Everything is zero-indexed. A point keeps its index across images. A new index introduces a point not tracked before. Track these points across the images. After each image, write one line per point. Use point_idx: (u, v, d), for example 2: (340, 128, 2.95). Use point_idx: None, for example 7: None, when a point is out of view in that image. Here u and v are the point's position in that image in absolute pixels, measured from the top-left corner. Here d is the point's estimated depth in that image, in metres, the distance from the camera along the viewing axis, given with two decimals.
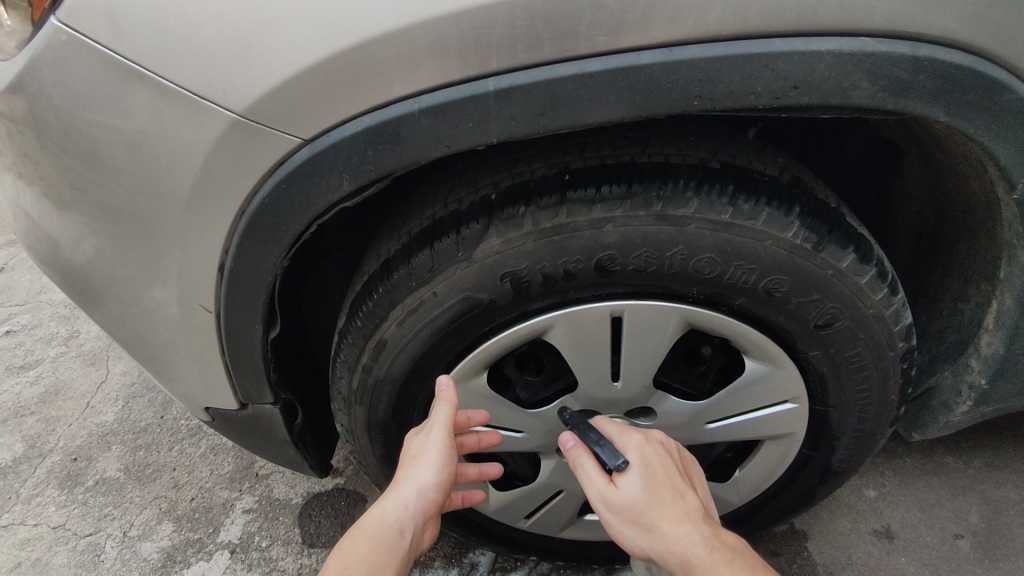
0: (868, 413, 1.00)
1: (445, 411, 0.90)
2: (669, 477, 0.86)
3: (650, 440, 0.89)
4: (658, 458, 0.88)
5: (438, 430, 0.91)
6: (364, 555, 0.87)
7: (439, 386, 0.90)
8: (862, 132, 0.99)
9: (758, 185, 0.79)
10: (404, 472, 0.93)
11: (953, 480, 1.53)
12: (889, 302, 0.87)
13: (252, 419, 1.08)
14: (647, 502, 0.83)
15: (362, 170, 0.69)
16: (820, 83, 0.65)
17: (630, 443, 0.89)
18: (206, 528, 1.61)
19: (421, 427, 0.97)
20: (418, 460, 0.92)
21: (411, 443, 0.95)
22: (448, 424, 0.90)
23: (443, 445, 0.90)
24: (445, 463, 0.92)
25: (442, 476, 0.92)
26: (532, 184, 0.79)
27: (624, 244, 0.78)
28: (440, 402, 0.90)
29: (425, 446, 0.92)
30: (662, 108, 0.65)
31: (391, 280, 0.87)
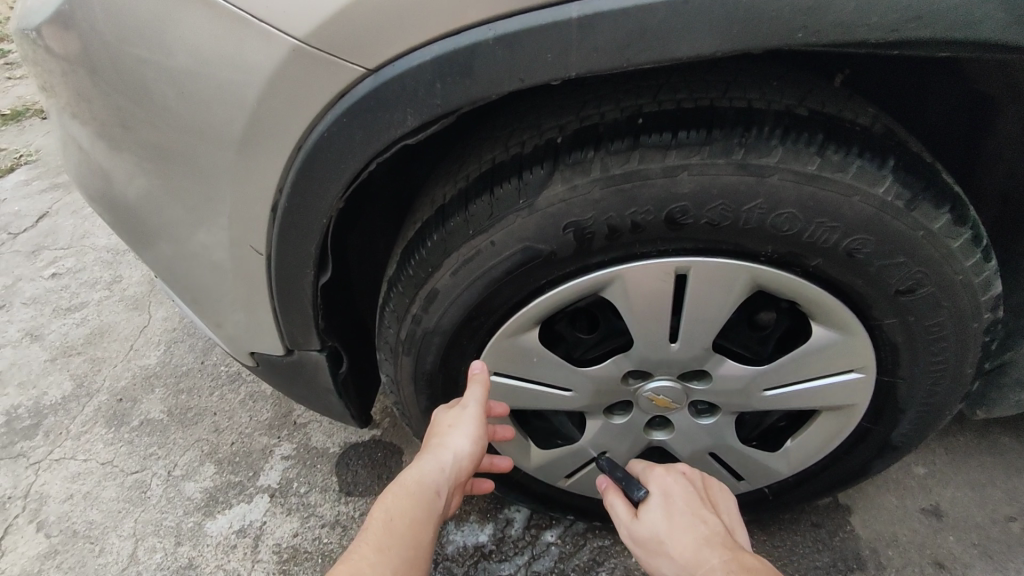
0: (940, 387, 0.95)
1: (479, 390, 0.96)
2: (689, 506, 0.94)
3: (671, 471, 1.00)
4: (679, 487, 0.98)
5: (474, 407, 0.96)
6: (403, 511, 0.89)
7: (471, 368, 0.95)
8: (956, 83, 0.91)
9: (849, 134, 0.72)
10: (437, 441, 0.96)
11: (1009, 460, 1.47)
12: (980, 269, 0.80)
13: (298, 364, 1.08)
14: (668, 529, 0.92)
15: (427, 104, 0.64)
16: (944, 14, 0.58)
17: (654, 477, 1.01)
18: (247, 472, 1.65)
19: (452, 403, 1.01)
20: (454, 430, 0.96)
21: (442, 417, 0.99)
22: (483, 402, 0.96)
23: (478, 418, 0.95)
24: (480, 435, 0.96)
25: (475, 448, 0.96)
26: (600, 128, 0.74)
27: (700, 195, 0.72)
28: (473, 382, 0.96)
29: (460, 419, 0.96)
30: (763, 41, 0.59)
31: (446, 227, 0.84)
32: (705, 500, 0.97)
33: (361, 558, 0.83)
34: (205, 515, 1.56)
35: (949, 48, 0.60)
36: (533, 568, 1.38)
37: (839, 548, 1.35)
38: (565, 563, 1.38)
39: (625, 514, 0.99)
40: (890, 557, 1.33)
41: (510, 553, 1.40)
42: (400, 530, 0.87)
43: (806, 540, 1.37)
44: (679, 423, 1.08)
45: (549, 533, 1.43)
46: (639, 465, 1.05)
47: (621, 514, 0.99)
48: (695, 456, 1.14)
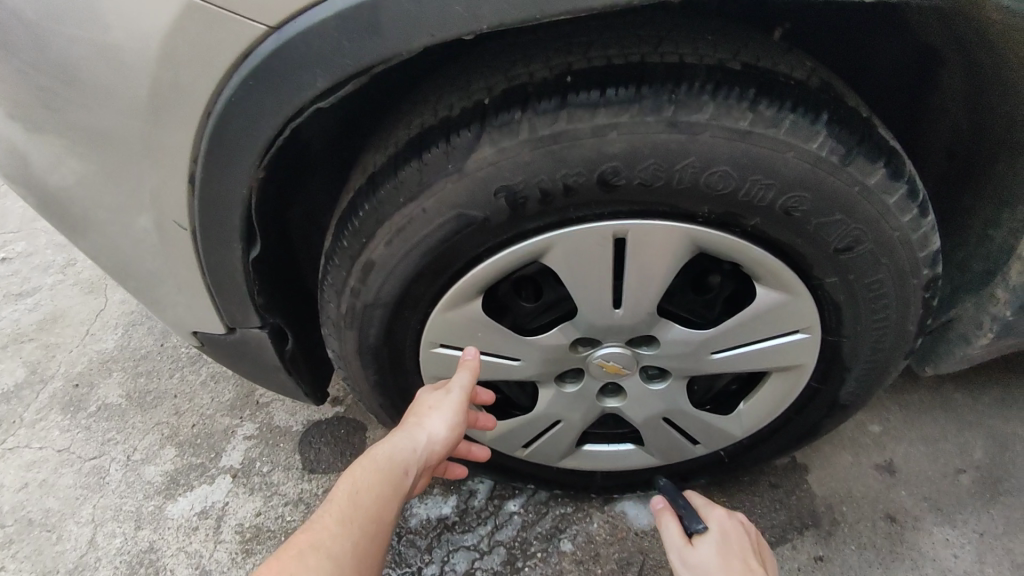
0: (883, 344, 0.95)
1: (468, 377, 0.97)
2: (742, 547, 0.99)
3: (732, 516, 1.05)
4: (735, 531, 1.02)
5: (457, 393, 0.97)
6: (372, 486, 0.89)
7: (464, 353, 0.97)
8: (901, 36, 0.89)
9: (783, 88, 0.70)
10: (415, 420, 0.97)
11: (960, 414, 1.50)
12: (917, 225, 0.80)
13: (241, 342, 1.05)
14: (713, 557, 0.97)
15: (336, 63, 0.61)
16: None
17: (714, 515, 1.06)
18: (208, 453, 1.62)
19: (438, 384, 1.01)
20: (433, 413, 0.96)
21: (425, 397, 1.00)
22: (467, 389, 0.97)
23: (459, 406, 0.96)
24: (458, 421, 0.97)
25: (451, 434, 0.97)
26: (529, 87, 0.71)
27: (631, 154, 0.70)
28: (463, 368, 0.97)
29: (441, 403, 0.97)
30: None
31: (377, 196, 0.82)
32: (754, 542, 1.01)
33: (323, 528, 0.84)
34: (166, 498, 1.55)
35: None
36: (495, 537, 1.38)
37: (795, 506, 1.37)
38: (528, 531, 1.39)
39: (673, 536, 1.04)
40: (844, 513, 1.36)
41: (473, 524, 1.41)
42: (363, 505, 0.87)
43: (763, 499, 1.39)
44: (631, 389, 1.08)
45: (512, 503, 1.43)
46: (702, 502, 1.11)
47: (671, 535, 1.04)
48: (648, 422, 1.14)
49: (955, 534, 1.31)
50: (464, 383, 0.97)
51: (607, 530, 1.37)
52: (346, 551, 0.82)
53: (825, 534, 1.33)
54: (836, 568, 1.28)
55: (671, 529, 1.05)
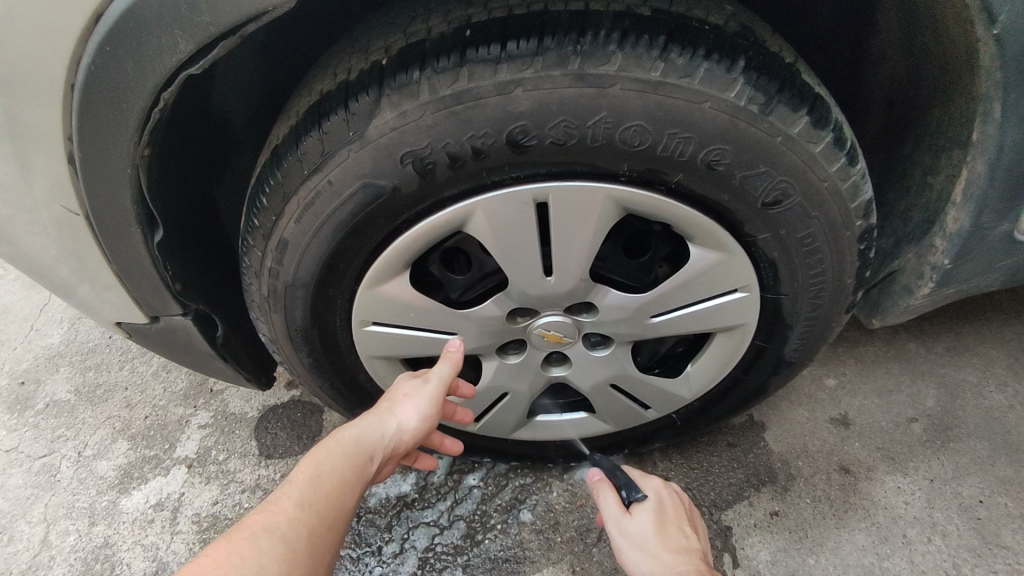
0: (822, 299, 0.93)
1: (448, 368, 0.95)
2: (679, 518, 0.98)
3: (668, 485, 1.04)
4: (672, 501, 1.01)
5: (435, 383, 0.94)
6: (334, 471, 0.84)
7: (448, 343, 0.94)
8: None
9: (696, 34, 0.67)
10: (388, 407, 0.93)
11: (913, 365, 1.51)
12: (846, 174, 0.77)
13: (167, 332, 0.99)
14: (655, 528, 0.95)
15: (197, 23, 0.56)
16: None
17: (650, 483, 1.04)
18: (162, 445, 1.58)
19: (416, 373, 0.99)
20: (408, 402, 0.93)
21: (401, 385, 0.96)
22: (446, 381, 0.94)
23: (435, 397, 0.93)
24: (431, 414, 0.93)
25: (422, 426, 0.93)
26: (427, 44, 0.67)
27: (538, 112, 0.66)
28: (445, 358, 0.94)
29: (416, 392, 0.94)
30: None
31: (282, 169, 0.77)
32: (687, 510, 1.01)
33: (280, 511, 0.78)
34: (120, 492, 1.51)
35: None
36: (455, 511, 1.37)
37: (752, 464, 1.38)
38: (488, 504, 1.38)
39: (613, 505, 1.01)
40: (799, 468, 1.37)
41: (433, 500, 1.39)
42: (322, 491, 0.82)
43: (721, 459, 1.39)
44: (575, 357, 1.06)
45: (472, 477, 1.42)
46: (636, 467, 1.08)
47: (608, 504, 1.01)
48: (596, 389, 1.12)
49: (906, 482, 1.33)
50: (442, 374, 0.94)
51: (567, 498, 1.37)
52: (299, 537, 0.76)
53: (781, 490, 1.33)
54: (791, 522, 1.29)
55: (609, 499, 1.01)
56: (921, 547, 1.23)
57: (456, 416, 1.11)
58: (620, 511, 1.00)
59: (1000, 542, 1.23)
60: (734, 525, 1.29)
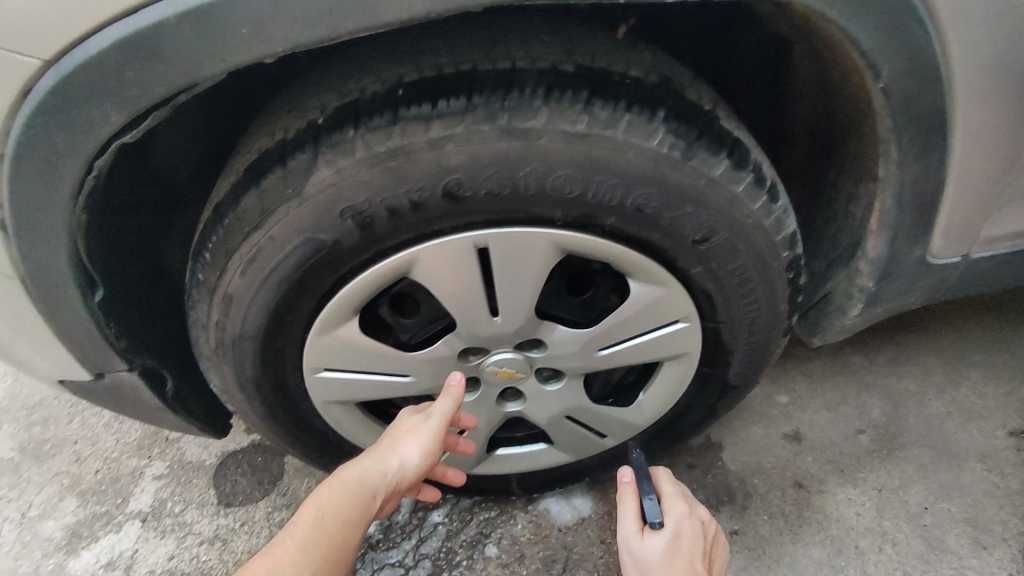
0: (759, 325, 0.98)
1: (449, 403, 0.96)
2: (691, 552, 1.01)
3: (691, 515, 1.05)
4: (691, 533, 1.03)
5: (437, 419, 0.96)
6: (337, 511, 0.90)
7: (449, 379, 0.96)
8: (751, 25, 0.91)
9: (617, 88, 0.71)
10: (391, 443, 0.96)
11: (859, 378, 1.57)
12: (768, 210, 0.82)
13: (113, 388, 0.97)
14: (658, 554, 1.01)
15: (128, 96, 0.57)
16: None
17: (674, 511, 1.06)
18: (114, 500, 1.52)
19: (419, 407, 1.01)
20: (409, 439, 0.96)
21: (404, 420, 0.99)
22: (448, 416, 0.95)
23: (435, 434, 0.95)
24: (432, 451, 0.96)
25: (423, 462, 0.96)
26: (361, 104, 0.69)
27: (471, 166, 0.69)
28: (446, 394, 0.96)
29: (419, 429, 0.97)
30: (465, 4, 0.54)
31: (225, 225, 0.78)
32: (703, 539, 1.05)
33: (284, 551, 0.85)
34: (69, 552, 1.44)
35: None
36: (420, 550, 1.36)
37: (710, 484, 1.41)
38: (453, 541, 1.37)
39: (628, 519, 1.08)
40: (756, 485, 1.40)
41: (398, 539, 1.38)
42: (328, 530, 0.88)
43: (681, 481, 1.42)
44: (529, 390, 1.07)
45: (436, 513, 1.41)
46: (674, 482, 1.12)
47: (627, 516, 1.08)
48: (552, 421, 1.14)
49: (856, 493, 1.37)
50: (444, 410, 0.96)
51: (531, 529, 1.37)
52: None
53: (740, 508, 1.37)
54: (749, 540, 1.32)
55: (630, 512, 1.08)
56: (872, 557, 1.28)
57: (458, 446, 1.15)
58: (633, 525, 1.07)
59: (945, 547, 1.28)
60: None
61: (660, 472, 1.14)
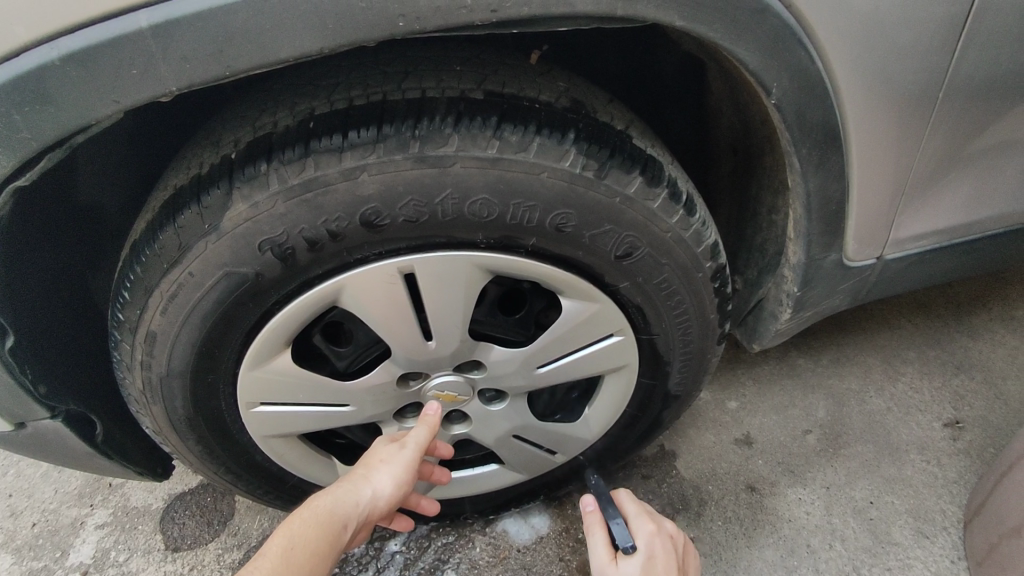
0: (692, 334, 1.00)
1: (425, 432, 0.98)
2: (668, 568, 0.99)
3: (660, 532, 1.05)
4: (663, 549, 1.02)
5: (412, 448, 0.96)
6: (308, 540, 0.84)
7: (427, 408, 0.98)
8: (665, 48, 0.95)
9: (527, 112, 0.72)
10: (364, 472, 0.94)
11: (805, 379, 1.62)
12: (687, 223, 0.85)
13: (36, 437, 0.93)
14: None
15: (17, 139, 0.55)
16: None
17: (642, 532, 1.05)
18: (53, 553, 1.45)
19: (392, 438, 1.00)
20: (383, 468, 0.95)
21: (377, 449, 0.98)
22: (422, 445, 0.96)
23: (410, 463, 0.95)
24: (406, 480, 0.95)
25: (396, 492, 0.95)
26: (272, 138, 0.70)
27: (386, 194, 0.69)
28: (422, 423, 0.98)
29: (393, 457, 0.96)
30: (358, 38, 0.55)
31: (142, 263, 0.77)
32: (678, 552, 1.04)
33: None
34: None
35: (564, 21, 0.59)
36: None
37: (666, 493, 1.42)
38: (411, 570, 1.35)
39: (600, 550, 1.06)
40: (710, 492, 1.42)
41: (354, 572, 1.35)
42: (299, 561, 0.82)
43: (637, 492, 1.43)
44: (473, 412, 1.07)
45: (394, 542, 1.39)
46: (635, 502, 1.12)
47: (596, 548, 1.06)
48: (500, 441, 1.13)
49: (806, 493, 1.41)
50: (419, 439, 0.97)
51: (490, 552, 1.36)
52: None
53: (695, 515, 1.38)
54: (705, 546, 1.33)
55: (599, 543, 1.07)
56: (823, 554, 1.30)
57: (433, 476, 1.16)
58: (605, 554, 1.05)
59: (891, 539, 1.32)
60: None
61: (621, 495, 1.14)
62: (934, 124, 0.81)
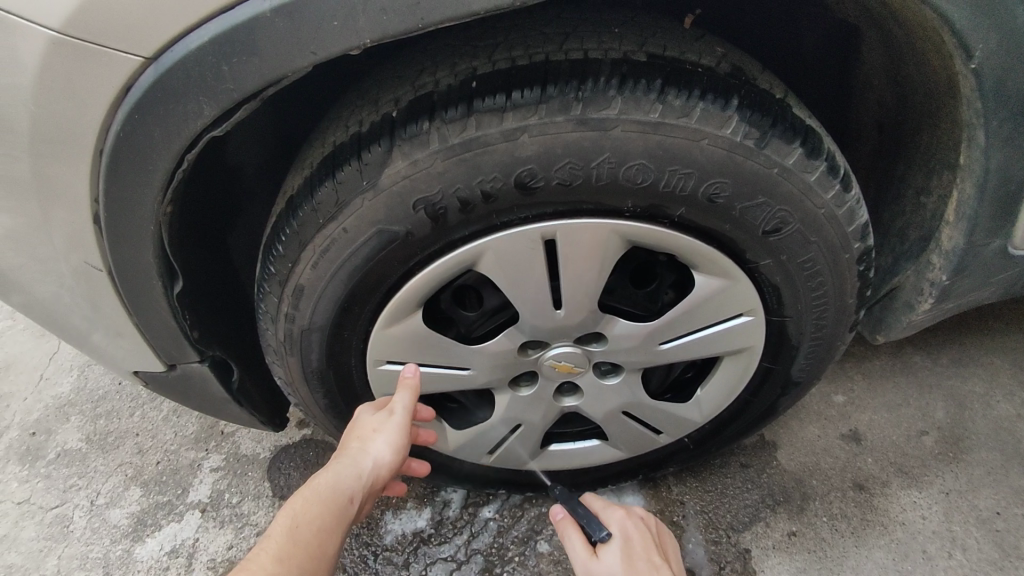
0: (827, 319, 0.95)
1: (409, 395, 0.94)
2: (646, 548, 0.98)
3: (631, 515, 1.04)
4: (637, 531, 1.01)
5: (400, 414, 0.93)
6: (312, 519, 0.84)
7: (403, 371, 0.94)
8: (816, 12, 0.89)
9: (690, 77, 0.71)
10: (357, 445, 0.92)
11: (920, 378, 1.52)
12: (841, 200, 0.80)
13: (184, 379, 1.00)
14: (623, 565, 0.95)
15: (221, 90, 0.59)
16: None
17: (614, 518, 1.04)
18: (175, 490, 1.57)
19: (380, 404, 0.97)
20: (377, 436, 0.92)
21: (365, 418, 0.95)
22: (410, 408, 0.93)
23: (403, 428, 0.92)
24: (402, 445, 0.92)
25: (395, 458, 0.92)
26: (435, 96, 0.71)
27: (544, 156, 0.70)
28: (403, 387, 0.94)
29: (383, 426, 0.93)
30: None
31: (298, 219, 0.80)
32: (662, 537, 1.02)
33: (260, 570, 0.77)
34: (134, 540, 1.49)
35: None
36: (472, 545, 1.36)
37: (766, 484, 1.38)
38: (504, 537, 1.37)
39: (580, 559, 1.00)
40: (814, 487, 1.37)
41: (449, 535, 1.38)
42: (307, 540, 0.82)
43: (735, 480, 1.39)
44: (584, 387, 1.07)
45: (487, 509, 1.42)
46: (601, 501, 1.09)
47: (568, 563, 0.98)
48: (608, 417, 1.12)
49: (922, 496, 1.33)
50: (405, 403, 0.94)
51: None
52: None
53: (797, 509, 1.33)
54: (809, 542, 1.28)
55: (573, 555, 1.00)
56: (941, 562, 1.23)
57: (419, 438, 1.10)
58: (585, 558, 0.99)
59: (1020, 554, 1.23)
60: (752, 547, 1.29)
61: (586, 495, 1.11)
62: None
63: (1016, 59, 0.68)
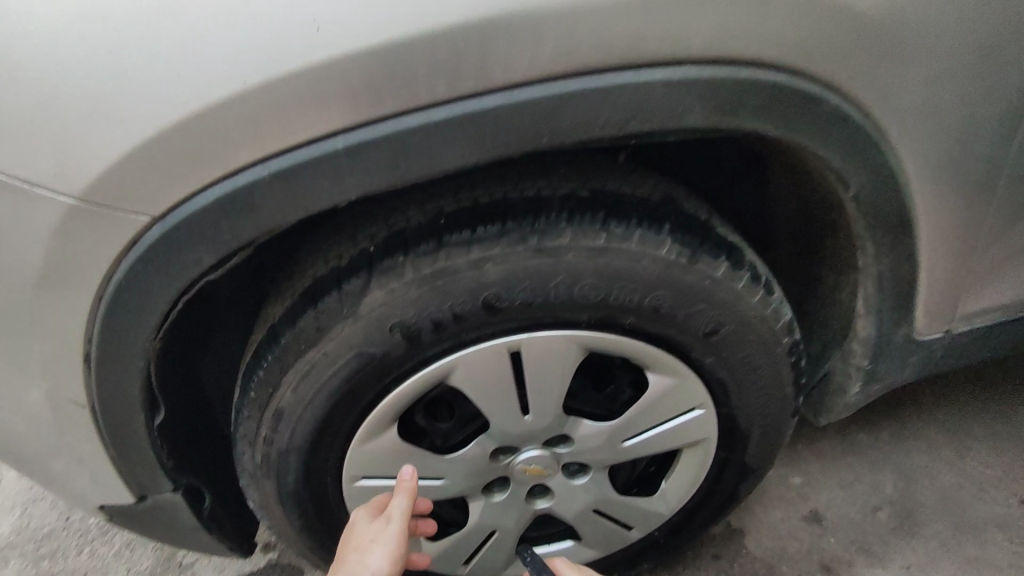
0: (770, 407, 1.04)
1: (405, 499, 0.94)
2: None
3: None
4: None
5: (395, 523, 0.92)
6: None
7: (401, 474, 0.95)
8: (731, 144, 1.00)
9: (627, 207, 0.83)
10: (355, 556, 0.94)
11: (869, 454, 1.59)
12: (766, 302, 0.92)
13: (154, 510, 0.99)
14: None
15: (220, 241, 0.67)
16: (655, 110, 0.66)
17: None
18: None
19: (376, 510, 0.96)
20: (374, 547, 0.93)
21: (362, 525, 0.95)
22: (405, 515, 0.93)
23: (399, 536, 0.93)
24: (399, 554, 0.94)
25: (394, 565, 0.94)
26: (407, 233, 0.80)
27: (507, 280, 0.79)
28: (399, 491, 0.94)
29: (378, 536, 0.93)
30: (509, 152, 0.65)
31: (279, 345, 0.86)
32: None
33: None
34: None
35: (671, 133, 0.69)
36: None
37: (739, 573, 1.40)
38: None
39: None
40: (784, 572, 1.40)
41: None
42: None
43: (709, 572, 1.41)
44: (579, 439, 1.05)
45: None
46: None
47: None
48: (581, 516, 1.15)
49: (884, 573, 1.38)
50: (401, 506, 0.93)
51: None
52: None
53: None
54: None
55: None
56: None
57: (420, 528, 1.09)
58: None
59: None
60: None
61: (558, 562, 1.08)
62: (987, 210, 0.89)
63: (887, 187, 0.81)
